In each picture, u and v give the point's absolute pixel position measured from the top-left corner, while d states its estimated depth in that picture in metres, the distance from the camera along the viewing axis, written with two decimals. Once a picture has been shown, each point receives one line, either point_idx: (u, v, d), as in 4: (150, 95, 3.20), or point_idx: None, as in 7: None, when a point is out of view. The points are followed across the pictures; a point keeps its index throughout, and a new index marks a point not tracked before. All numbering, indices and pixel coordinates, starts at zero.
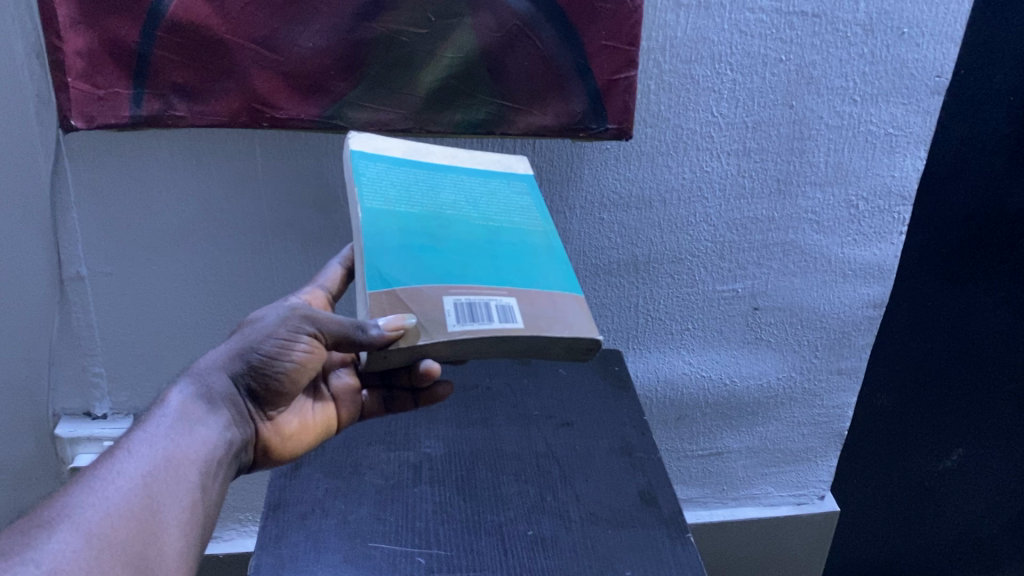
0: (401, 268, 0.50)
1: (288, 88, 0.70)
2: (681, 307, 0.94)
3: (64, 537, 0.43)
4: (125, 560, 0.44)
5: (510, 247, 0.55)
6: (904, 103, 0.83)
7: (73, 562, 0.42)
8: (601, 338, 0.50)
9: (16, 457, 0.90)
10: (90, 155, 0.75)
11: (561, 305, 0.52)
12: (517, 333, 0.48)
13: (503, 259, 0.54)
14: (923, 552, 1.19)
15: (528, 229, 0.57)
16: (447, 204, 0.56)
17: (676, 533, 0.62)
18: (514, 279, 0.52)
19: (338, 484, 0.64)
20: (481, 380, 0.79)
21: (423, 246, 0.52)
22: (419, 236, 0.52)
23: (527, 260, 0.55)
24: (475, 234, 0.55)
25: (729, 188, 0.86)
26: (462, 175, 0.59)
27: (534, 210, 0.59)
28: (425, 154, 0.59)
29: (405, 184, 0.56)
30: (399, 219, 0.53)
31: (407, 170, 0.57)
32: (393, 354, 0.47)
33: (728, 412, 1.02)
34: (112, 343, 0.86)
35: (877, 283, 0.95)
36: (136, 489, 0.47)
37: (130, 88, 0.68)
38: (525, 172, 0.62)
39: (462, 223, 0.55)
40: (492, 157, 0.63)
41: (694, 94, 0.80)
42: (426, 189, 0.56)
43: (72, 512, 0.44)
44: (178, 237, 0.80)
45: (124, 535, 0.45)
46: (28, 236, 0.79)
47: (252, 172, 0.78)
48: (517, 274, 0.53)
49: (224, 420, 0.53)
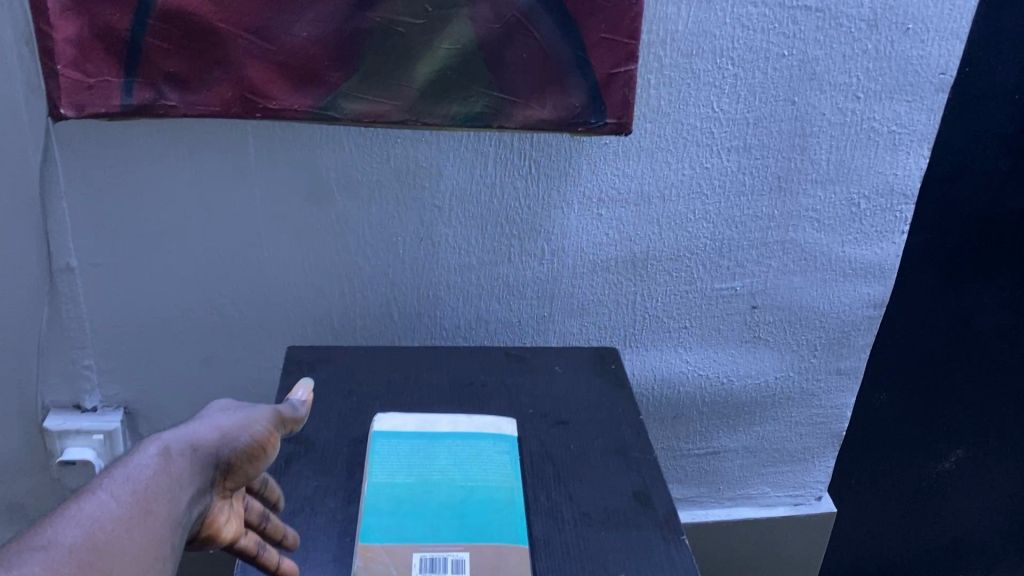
0: (383, 529, 0.57)
1: (283, 78, 0.69)
2: (680, 305, 0.92)
3: (98, 503, 0.41)
4: (150, 529, 0.42)
5: (483, 500, 0.59)
6: (908, 101, 0.82)
7: (111, 521, 0.41)
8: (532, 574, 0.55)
9: (3, 449, 0.89)
10: (79, 144, 0.74)
11: (506, 556, 0.55)
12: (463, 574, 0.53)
13: (467, 517, 0.58)
14: (919, 549, 1.18)
15: (498, 485, 0.61)
16: (431, 477, 0.62)
17: (671, 536, 0.61)
18: (476, 534, 0.56)
19: (328, 482, 0.63)
20: (475, 376, 0.78)
21: (409, 510, 0.58)
22: (406, 502, 0.59)
23: (492, 516, 0.58)
24: (454, 493, 0.60)
25: (730, 185, 0.85)
26: (456, 441, 0.65)
27: (508, 470, 0.63)
28: (434, 424, 0.67)
29: (410, 453, 0.64)
30: (393, 490, 0.60)
31: (414, 440, 0.65)
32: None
33: (726, 410, 1.01)
34: (101, 334, 0.84)
35: (877, 283, 0.94)
36: (165, 470, 0.45)
37: (121, 76, 0.67)
38: (513, 432, 0.67)
39: (444, 487, 0.61)
40: (485, 419, 0.68)
41: (695, 89, 0.79)
42: (420, 459, 0.63)
43: (107, 482, 0.43)
44: (170, 228, 0.79)
45: (157, 508, 0.43)
46: (17, 226, 0.78)
47: (246, 163, 0.77)
48: (481, 527, 0.57)
49: (202, 437, 0.49)
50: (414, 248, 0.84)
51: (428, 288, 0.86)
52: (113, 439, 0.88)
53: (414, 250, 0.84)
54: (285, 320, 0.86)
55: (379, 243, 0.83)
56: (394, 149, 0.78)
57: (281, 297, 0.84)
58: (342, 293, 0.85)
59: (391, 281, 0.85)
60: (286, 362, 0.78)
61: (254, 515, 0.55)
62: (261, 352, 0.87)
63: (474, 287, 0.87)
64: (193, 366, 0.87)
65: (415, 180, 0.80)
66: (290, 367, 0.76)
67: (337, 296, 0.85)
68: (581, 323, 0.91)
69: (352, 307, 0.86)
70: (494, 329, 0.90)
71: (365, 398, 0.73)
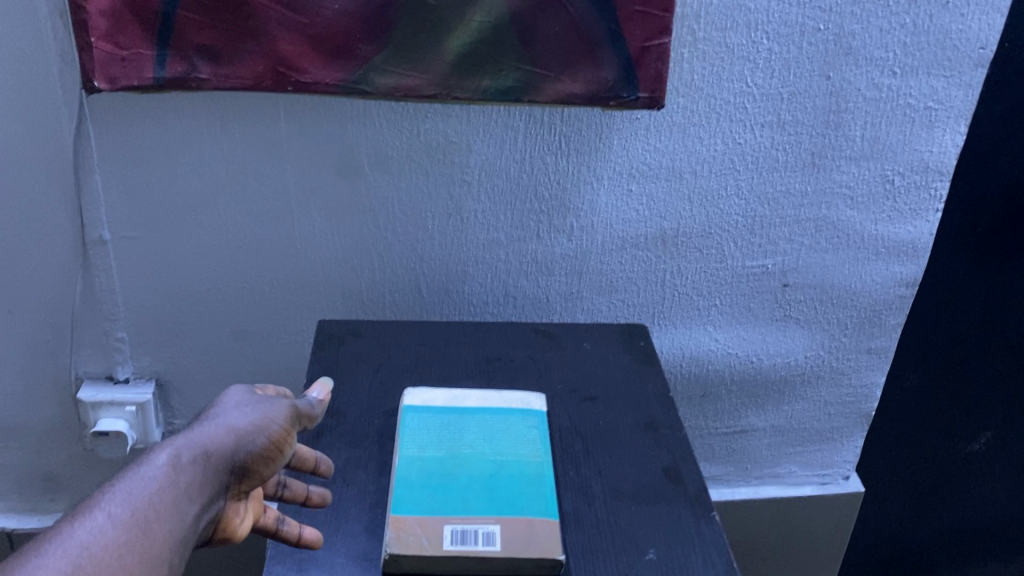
0: (414, 502, 0.57)
1: (314, 51, 0.69)
2: (710, 283, 0.92)
3: (95, 526, 0.42)
4: (145, 551, 0.43)
5: (512, 475, 0.60)
6: (945, 76, 0.81)
7: (104, 544, 0.41)
8: (563, 556, 0.54)
9: (38, 419, 0.90)
10: (112, 118, 0.75)
11: (535, 529, 0.55)
12: (495, 550, 0.53)
13: (497, 491, 0.58)
14: (943, 528, 1.18)
15: (528, 460, 0.61)
16: (462, 451, 0.62)
17: (701, 511, 0.61)
18: (506, 508, 0.57)
19: (360, 454, 0.64)
20: (504, 352, 0.77)
21: (439, 484, 0.58)
22: (437, 476, 0.59)
23: (521, 490, 0.58)
24: (483, 467, 0.60)
25: (762, 161, 0.84)
26: (486, 415, 0.65)
27: (538, 443, 0.63)
28: (463, 399, 0.67)
29: (439, 428, 0.64)
30: (424, 463, 0.60)
31: (443, 416, 0.65)
32: (405, 557, 0.53)
33: (754, 389, 1.00)
34: (133, 307, 0.85)
35: (911, 261, 0.92)
36: (166, 480, 0.45)
37: (154, 49, 0.67)
38: (542, 407, 0.67)
39: (475, 461, 0.61)
40: (514, 394, 0.68)
41: (728, 63, 0.78)
42: (451, 433, 0.63)
43: (107, 499, 0.43)
44: (202, 201, 0.80)
45: (156, 524, 0.44)
46: (52, 198, 0.78)
47: (277, 137, 0.77)
48: (510, 501, 0.57)
49: (213, 443, 0.49)
50: (443, 223, 0.84)
51: (457, 263, 0.86)
52: (145, 410, 0.89)
53: (443, 225, 0.84)
54: (314, 294, 0.86)
55: (408, 217, 0.83)
56: (424, 124, 0.78)
57: (311, 271, 0.85)
58: (371, 268, 0.85)
59: (420, 256, 0.85)
60: (316, 336, 0.79)
61: (270, 486, 0.58)
62: (290, 326, 0.88)
63: (503, 262, 0.87)
64: (224, 339, 0.88)
65: (445, 154, 0.80)
66: (320, 341, 0.76)
67: (367, 270, 0.85)
68: (609, 300, 0.91)
69: (381, 281, 0.86)
70: (522, 305, 0.90)
71: (396, 372, 0.73)
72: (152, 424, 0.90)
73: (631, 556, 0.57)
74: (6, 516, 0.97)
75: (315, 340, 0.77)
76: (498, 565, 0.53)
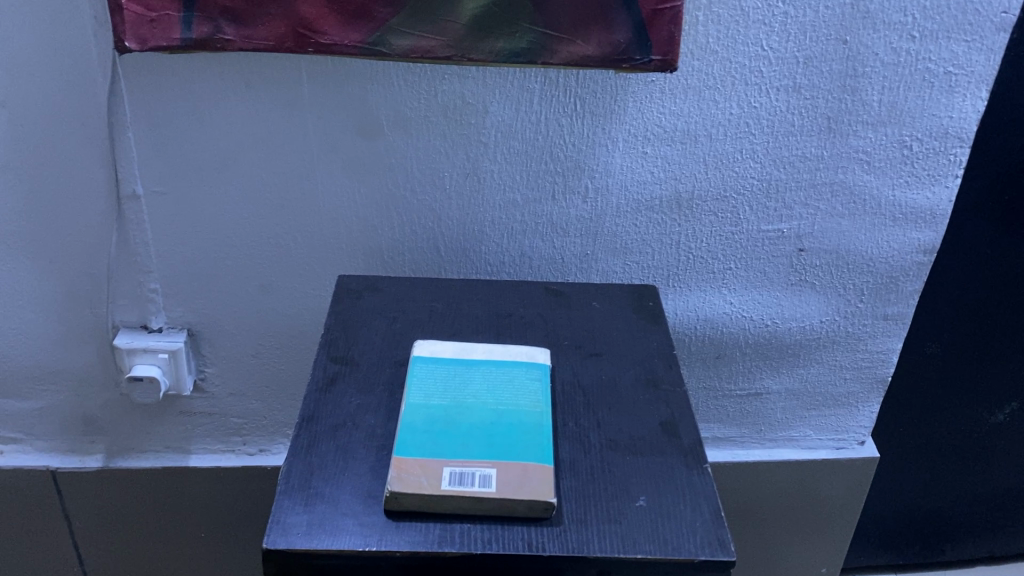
0: (417, 445, 0.60)
1: (334, 13, 0.71)
2: (725, 247, 0.93)
3: None
4: None
5: (511, 424, 0.62)
6: (966, 40, 0.81)
7: None
8: (555, 499, 0.57)
9: (79, 365, 0.96)
10: (143, 77, 0.78)
11: (530, 475, 0.58)
12: (489, 492, 0.56)
13: (496, 438, 0.61)
14: (955, 496, 1.21)
15: (528, 410, 0.64)
16: (466, 400, 0.65)
17: (693, 464, 0.63)
18: (503, 453, 0.59)
19: (370, 400, 0.67)
20: (515, 309, 0.80)
21: (441, 430, 0.61)
22: (440, 422, 0.62)
23: (519, 437, 0.61)
24: (484, 416, 0.63)
25: (778, 125, 0.85)
26: (489, 368, 0.68)
27: (538, 395, 0.66)
28: (469, 352, 0.70)
29: (445, 379, 0.67)
30: (428, 410, 0.63)
31: (449, 367, 0.68)
32: (404, 495, 0.56)
33: (769, 353, 1.01)
34: (166, 259, 0.89)
35: (928, 228, 0.92)
36: None
37: (181, 11, 0.70)
38: (546, 361, 0.70)
39: (477, 409, 0.63)
40: (520, 348, 0.71)
41: (744, 27, 0.79)
42: (457, 383, 0.66)
43: None
44: (230, 158, 0.83)
45: None
46: (87, 154, 0.82)
47: (299, 99, 0.80)
48: (507, 447, 0.60)
49: None
50: (459, 183, 0.86)
51: (474, 223, 0.88)
52: (177, 358, 0.93)
53: (460, 184, 0.86)
54: (336, 251, 0.89)
55: (427, 177, 0.85)
56: (442, 86, 0.80)
57: (333, 228, 0.88)
58: (390, 226, 0.88)
59: (437, 216, 0.88)
60: (336, 291, 0.82)
61: None
62: (313, 280, 0.91)
63: (519, 223, 0.89)
64: (251, 292, 0.92)
65: (461, 115, 0.82)
66: (340, 295, 0.79)
67: (386, 227, 0.88)
68: (624, 262, 0.92)
69: (400, 240, 0.89)
70: (538, 265, 0.92)
71: (409, 325, 0.76)
72: (184, 372, 0.95)
73: (621, 502, 0.59)
74: (51, 455, 1.03)
75: (335, 294, 0.81)
76: (492, 507, 0.56)
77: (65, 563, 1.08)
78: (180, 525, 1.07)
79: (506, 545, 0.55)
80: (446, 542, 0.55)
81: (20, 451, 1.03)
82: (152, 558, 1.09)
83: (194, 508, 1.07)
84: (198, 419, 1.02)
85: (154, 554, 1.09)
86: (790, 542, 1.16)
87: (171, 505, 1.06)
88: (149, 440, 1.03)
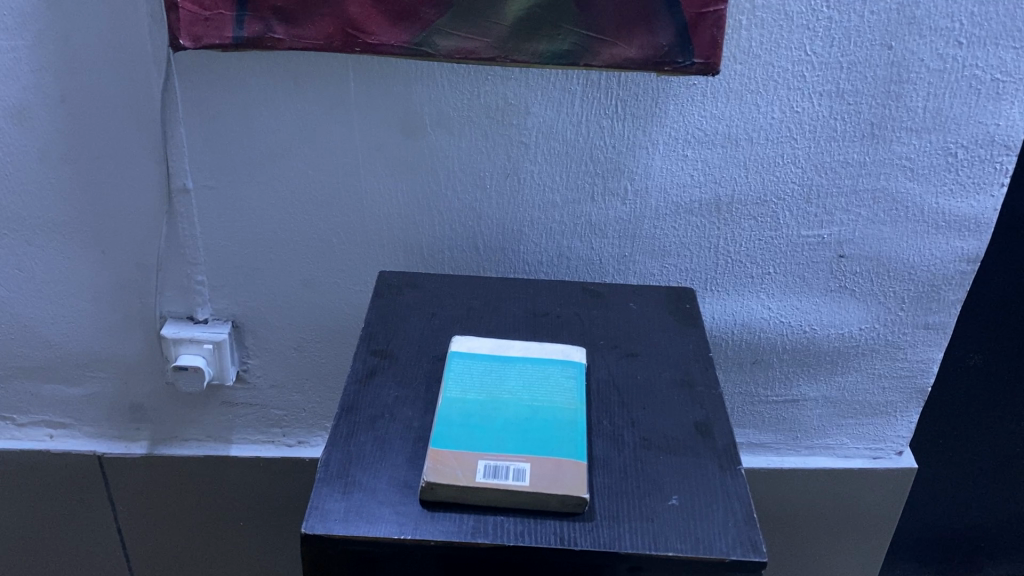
0: (453, 438, 0.61)
1: (381, 13, 0.73)
2: (763, 252, 0.93)
3: None
4: None
5: (544, 420, 0.63)
6: (1015, 48, 0.80)
7: None
8: (587, 495, 0.57)
9: (128, 353, 0.99)
10: (197, 74, 0.80)
11: (563, 470, 0.59)
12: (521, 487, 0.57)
13: (531, 432, 0.62)
14: (996, 512, 1.19)
15: (561, 407, 0.65)
16: (501, 395, 0.65)
17: (727, 466, 0.63)
18: (536, 448, 0.60)
19: (408, 393, 0.68)
20: (552, 308, 0.81)
21: (476, 424, 0.62)
22: (475, 416, 0.63)
23: (552, 433, 0.62)
24: (519, 411, 0.64)
25: (820, 130, 0.85)
26: (525, 364, 0.69)
27: (572, 392, 0.66)
28: (505, 349, 0.71)
29: (481, 374, 0.68)
30: (464, 404, 0.64)
31: (485, 362, 0.69)
32: (439, 485, 0.57)
33: (807, 359, 1.01)
34: (213, 252, 0.92)
35: (972, 237, 0.91)
36: None
37: (233, 10, 0.72)
38: (581, 360, 0.70)
39: (511, 404, 0.64)
40: (555, 347, 0.71)
41: (787, 31, 0.79)
42: (492, 379, 0.67)
43: None
44: (276, 155, 0.85)
45: None
46: (140, 148, 0.85)
47: (346, 98, 0.82)
48: (540, 443, 0.61)
49: None
50: (500, 182, 0.87)
51: (513, 223, 0.90)
52: (221, 349, 0.96)
53: (500, 185, 0.87)
54: (378, 247, 0.91)
55: (468, 176, 0.87)
56: (485, 86, 0.81)
57: (376, 224, 0.89)
58: (432, 224, 0.90)
59: (477, 216, 0.89)
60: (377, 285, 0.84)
61: None
62: (354, 276, 0.93)
63: (558, 223, 0.90)
64: (294, 286, 0.94)
65: (504, 116, 0.83)
66: (381, 290, 0.81)
67: (427, 224, 0.90)
68: (661, 265, 0.93)
69: (440, 237, 0.91)
70: (576, 266, 0.93)
71: (447, 321, 0.77)
72: (227, 362, 0.97)
73: (654, 501, 0.60)
74: (99, 441, 1.06)
75: (376, 290, 0.82)
76: (525, 499, 0.57)
77: (108, 546, 1.11)
78: (220, 513, 1.10)
79: (538, 538, 0.56)
80: (480, 533, 0.56)
81: (68, 436, 1.06)
82: (192, 544, 1.12)
83: (234, 497, 1.09)
84: (240, 410, 1.04)
85: (194, 540, 1.12)
86: (825, 552, 1.15)
87: (212, 493, 1.09)
88: (192, 428, 1.05)
